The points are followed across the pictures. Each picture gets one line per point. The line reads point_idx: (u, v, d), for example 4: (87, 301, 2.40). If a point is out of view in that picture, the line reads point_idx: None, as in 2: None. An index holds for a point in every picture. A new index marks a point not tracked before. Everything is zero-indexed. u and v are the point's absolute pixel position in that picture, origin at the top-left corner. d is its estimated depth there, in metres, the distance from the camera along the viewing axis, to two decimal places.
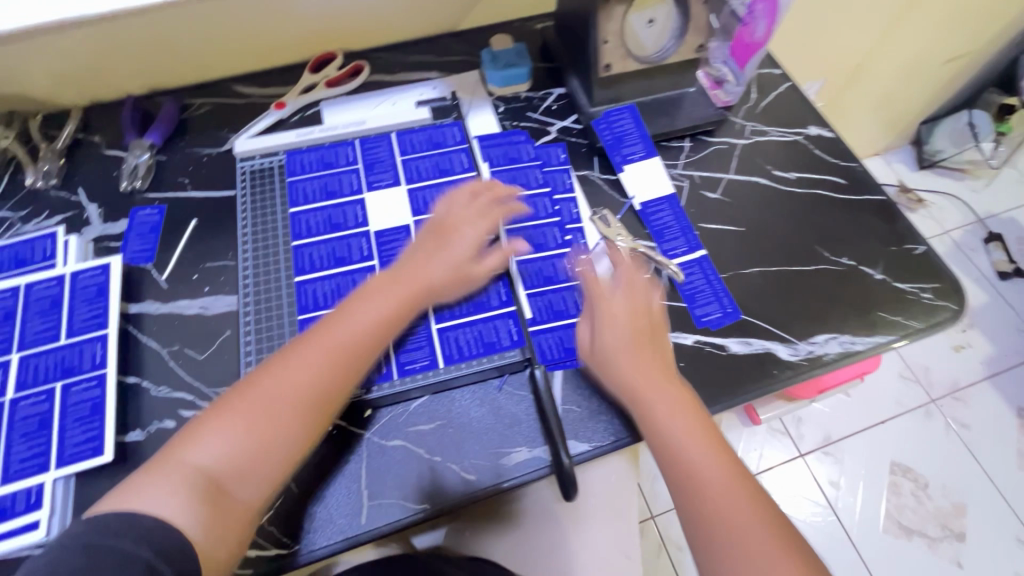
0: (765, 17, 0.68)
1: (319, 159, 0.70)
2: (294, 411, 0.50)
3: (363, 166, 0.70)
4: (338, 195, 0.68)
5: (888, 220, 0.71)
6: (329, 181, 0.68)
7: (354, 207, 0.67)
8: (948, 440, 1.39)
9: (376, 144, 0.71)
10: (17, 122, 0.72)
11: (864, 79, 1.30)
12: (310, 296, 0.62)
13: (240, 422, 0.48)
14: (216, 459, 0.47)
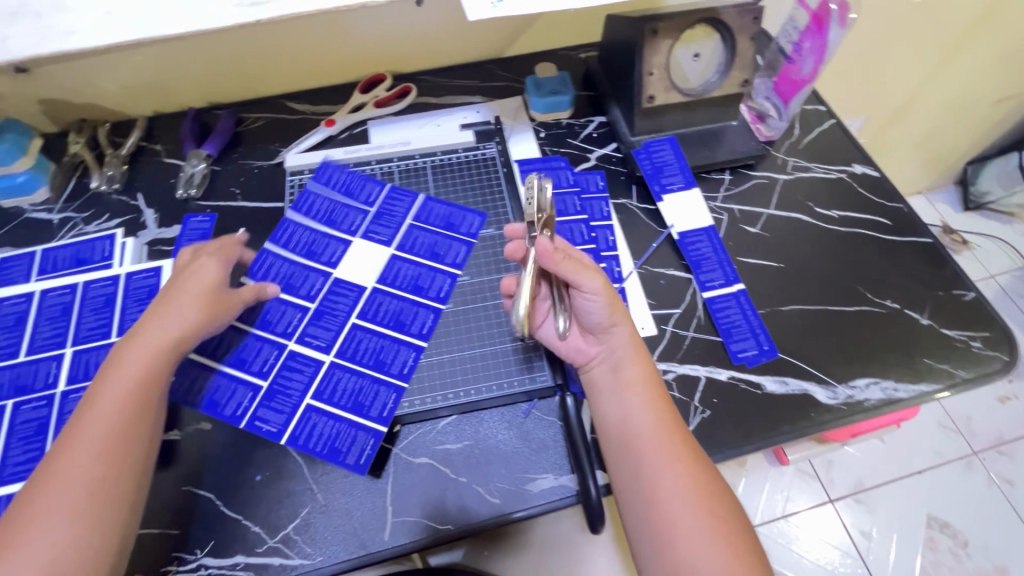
0: (811, 55, 0.68)
1: (343, 183, 0.72)
2: (99, 470, 0.45)
3: (371, 208, 0.70)
4: (336, 229, 0.68)
5: (936, 264, 0.69)
6: (332, 211, 0.70)
7: (342, 249, 0.67)
8: (990, 496, 1.31)
9: (400, 197, 0.71)
10: (87, 129, 0.77)
11: (909, 117, 1.27)
12: (271, 312, 0.62)
13: (69, 491, 0.44)
14: (56, 534, 0.43)
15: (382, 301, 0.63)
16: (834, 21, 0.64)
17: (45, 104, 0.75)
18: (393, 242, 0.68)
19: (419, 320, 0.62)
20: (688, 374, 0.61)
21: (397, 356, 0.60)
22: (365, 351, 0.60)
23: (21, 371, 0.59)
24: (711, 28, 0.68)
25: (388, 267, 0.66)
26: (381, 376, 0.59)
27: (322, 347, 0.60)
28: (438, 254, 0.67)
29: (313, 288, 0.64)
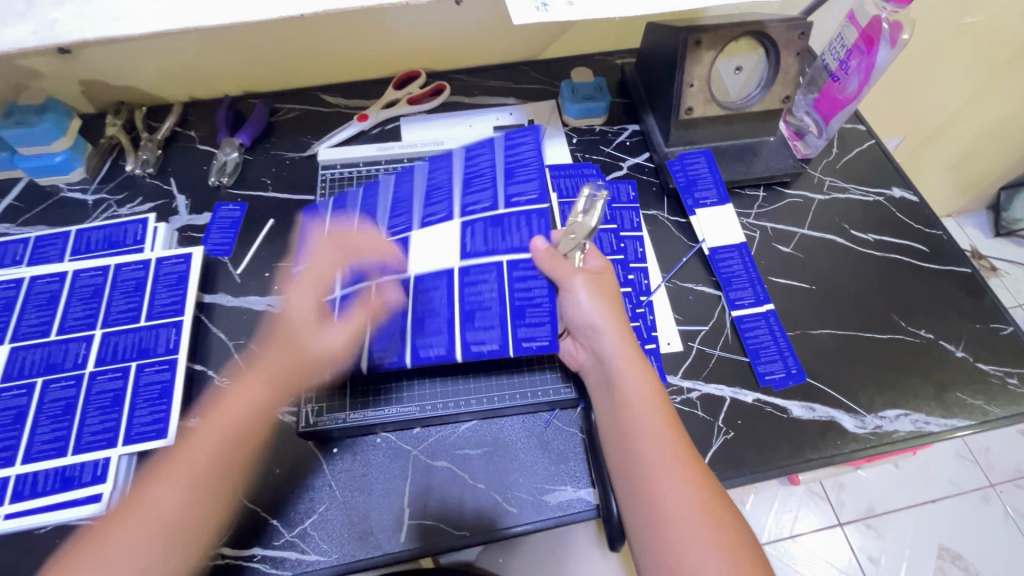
0: (858, 74, 0.66)
1: (521, 159, 0.61)
2: (180, 514, 0.44)
3: (503, 203, 0.59)
4: (461, 199, 0.61)
5: (974, 295, 0.67)
6: (436, 188, 0.63)
7: (440, 215, 0.60)
8: (1007, 531, 1.27)
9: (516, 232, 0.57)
10: (125, 111, 0.77)
11: (946, 139, 1.24)
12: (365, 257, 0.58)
13: (184, 473, 0.46)
14: (169, 505, 0.44)
15: (401, 293, 0.56)
16: (883, 40, 0.62)
17: (85, 85, 0.75)
18: (479, 257, 0.56)
19: (391, 335, 0.55)
20: (713, 394, 0.61)
21: (353, 336, 0.56)
22: (386, 305, 0.56)
23: (52, 350, 0.59)
24: (756, 41, 0.66)
25: (445, 275, 0.56)
26: (363, 337, 0.57)
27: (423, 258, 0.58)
28: (524, 314, 0.53)
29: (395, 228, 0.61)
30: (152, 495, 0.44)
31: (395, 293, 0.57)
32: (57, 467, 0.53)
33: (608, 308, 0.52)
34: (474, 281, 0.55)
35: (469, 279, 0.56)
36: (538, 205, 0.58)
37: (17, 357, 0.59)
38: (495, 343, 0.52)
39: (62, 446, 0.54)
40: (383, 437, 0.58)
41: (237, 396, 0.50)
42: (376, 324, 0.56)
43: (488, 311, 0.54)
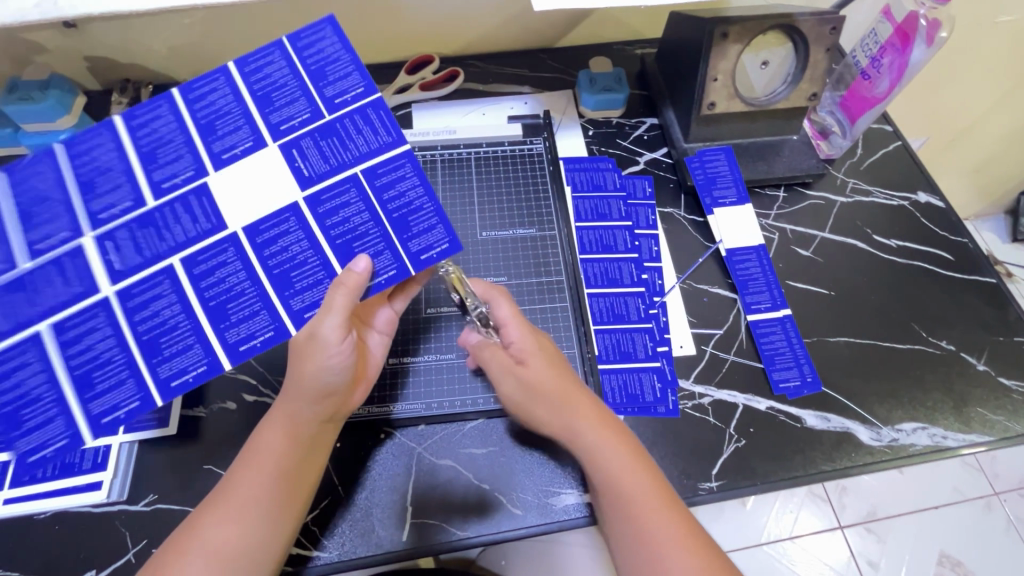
0: (890, 73, 0.64)
1: (326, 56, 0.47)
2: (239, 537, 0.44)
3: (326, 108, 0.47)
4: (264, 117, 0.46)
5: (999, 307, 0.65)
6: (162, 144, 0.45)
7: (188, 175, 0.45)
8: (1008, 540, 1.14)
9: (394, 171, 0.47)
10: (131, 90, 0.75)
11: (972, 142, 1.18)
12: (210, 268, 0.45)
13: (238, 500, 0.45)
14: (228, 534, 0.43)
15: (224, 271, 0.45)
16: (919, 38, 0.60)
17: (91, 61, 0.74)
18: (327, 179, 0.46)
19: (243, 323, 0.45)
20: (725, 400, 0.59)
21: (113, 393, 0.43)
22: (152, 319, 0.44)
23: None
24: (786, 36, 0.63)
25: (291, 213, 0.46)
26: (143, 372, 0.44)
27: (110, 271, 0.44)
28: (324, 74, 0.47)
29: (45, 241, 0.43)
30: (204, 534, 0.43)
31: (361, 261, 0.45)
32: (57, 452, 0.53)
33: (568, 378, 0.51)
34: (332, 212, 0.46)
35: (324, 211, 0.46)
36: (372, 97, 0.47)
37: None
38: (392, 269, 0.46)
39: None
40: (387, 432, 0.56)
41: (308, 362, 0.46)
42: (228, 313, 0.45)
43: (366, 237, 0.46)
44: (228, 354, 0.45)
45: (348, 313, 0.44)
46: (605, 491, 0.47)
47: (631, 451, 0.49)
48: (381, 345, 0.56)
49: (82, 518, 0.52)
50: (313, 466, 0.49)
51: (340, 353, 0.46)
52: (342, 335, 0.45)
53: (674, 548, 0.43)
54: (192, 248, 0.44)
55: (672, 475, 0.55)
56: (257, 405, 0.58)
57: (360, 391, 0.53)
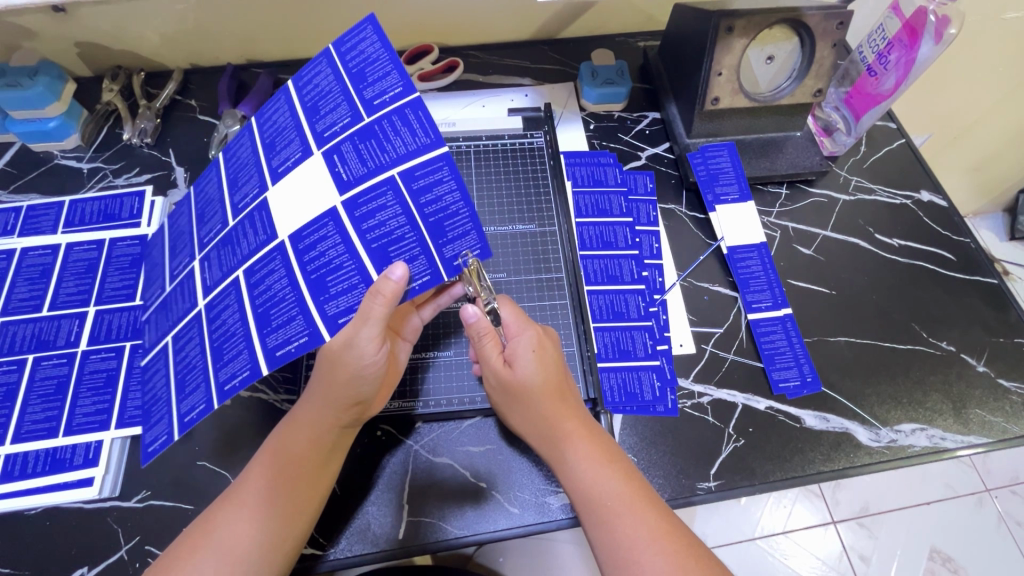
0: (896, 70, 0.63)
1: (367, 57, 0.46)
2: (252, 535, 0.44)
3: (365, 109, 0.46)
4: (312, 127, 0.48)
5: (999, 308, 0.65)
6: (241, 169, 0.51)
7: (254, 195, 0.49)
8: (1000, 537, 1.14)
9: (430, 172, 0.44)
10: (122, 76, 0.73)
11: (974, 139, 1.17)
12: (263, 283, 0.46)
13: (253, 498, 0.45)
14: (242, 532, 0.44)
15: (271, 278, 0.46)
16: (928, 34, 0.58)
17: (81, 48, 0.72)
18: (365, 181, 0.45)
19: (282, 329, 0.45)
20: (724, 400, 0.59)
21: (192, 395, 0.47)
22: (220, 328, 0.47)
23: (43, 326, 0.58)
24: (792, 30, 0.61)
25: (329, 217, 0.45)
26: (209, 379, 0.46)
27: (204, 287, 0.50)
28: (364, 76, 0.46)
29: (178, 269, 0.54)
30: (218, 532, 0.44)
31: (399, 269, 0.43)
32: (47, 448, 0.52)
33: (556, 377, 0.51)
34: (369, 215, 0.45)
35: (361, 215, 0.45)
36: (409, 95, 0.45)
37: (7, 332, 0.57)
38: (427, 275, 0.46)
39: (54, 427, 0.53)
40: (384, 430, 0.56)
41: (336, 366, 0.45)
42: (270, 318, 0.45)
43: (403, 242, 0.45)
44: (266, 359, 0.44)
45: (384, 321, 0.44)
46: (589, 493, 0.46)
47: (611, 450, 0.49)
48: (405, 351, 0.55)
49: (73, 515, 0.51)
50: (332, 470, 0.49)
51: (373, 362, 0.46)
52: (378, 346, 0.45)
53: (660, 547, 0.43)
54: (252, 259, 0.47)
55: (670, 475, 0.55)
56: (252, 401, 0.57)
57: (382, 396, 0.53)
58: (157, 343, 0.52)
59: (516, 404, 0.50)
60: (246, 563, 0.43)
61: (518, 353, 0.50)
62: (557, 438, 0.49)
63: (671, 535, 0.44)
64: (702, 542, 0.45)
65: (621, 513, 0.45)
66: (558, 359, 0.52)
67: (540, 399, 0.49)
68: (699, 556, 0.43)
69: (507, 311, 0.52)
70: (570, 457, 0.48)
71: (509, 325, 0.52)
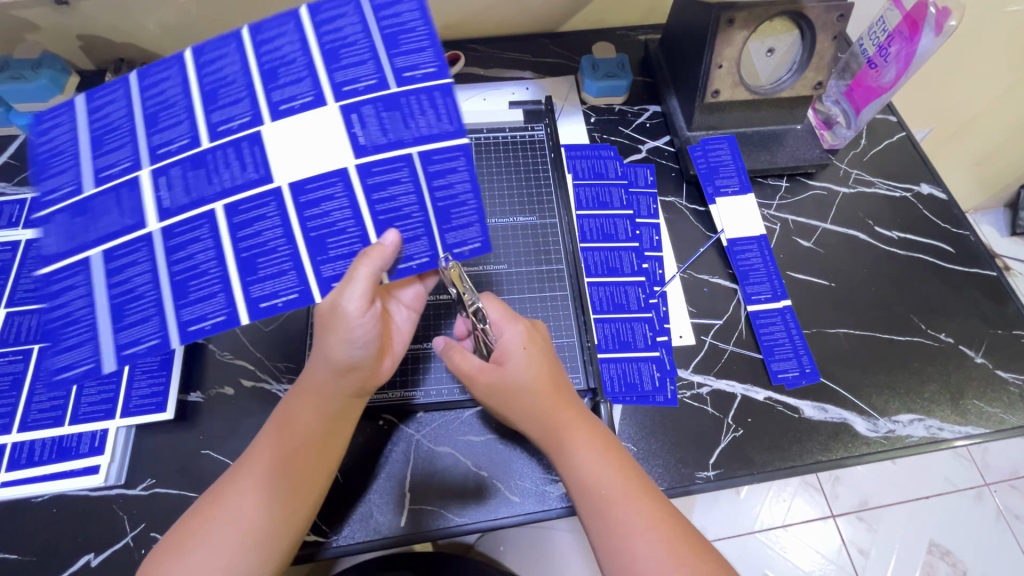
0: (896, 63, 0.63)
1: (402, 23, 0.47)
2: (257, 509, 0.44)
3: (393, 79, 0.47)
4: (329, 75, 0.46)
5: (998, 300, 0.65)
6: (224, 84, 0.47)
7: (244, 121, 0.46)
8: (999, 532, 1.14)
9: (446, 160, 0.48)
10: (125, 70, 0.74)
11: (976, 134, 1.17)
12: (246, 229, 0.46)
13: (260, 471, 0.46)
14: (249, 506, 0.44)
15: (261, 224, 0.46)
16: (928, 26, 0.58)
17: (83, 41, 0.72)
18: (383, 151, 0.47)
19: (269, 280, 0.46)
20: (724, 390, 0.59)
21: (136, 327, 0.46)
22: (185, 262, 0.46)
23: None
24: (793, 22, 0.61)
25: (338, 177, 0.46)
26: (167, 312, 0.46)
27: (159, 208, 0.46)
28: (396, 42, 0.47)
29: (110, 169, 0.46)
30: (227, 507, 0.44)
31: (391, 236, 0.46)
32: (53, 436, 0.53)
33: (550, 371, 0.51)
34: (381, 186, 0.47)
35: (373, 183, 0.47)
36: (440, 79, 0.47)
37: (12, 322, 0.58)
38: (426, 256, 0.49)
39: (60, 415, 0.54)
40: (385, 419, 0.57)
41: (330, 335, 0.46)
42: (257, 266, 0.46)
43: (410, 219, 0.48)
44: (248, 308, 0.46)
45: (371, 285, 0.45)
46: (588, 485, 0.46)
47: (608, 441, 0.49)
48: (408, 320, 0.55)
49: (80, 503, 0.52)
50: (338, 443, 0.49)
51: (361, 326, 0.45)
52: (365, 307, 0.45)
53: (654, 535, 0.43)
54: (235, 196, 0.46)
55: (669, 464, 0.56)
56: (256, 391, 0.58)
57: (387, 365, 0.52)
58: (72, 251, 0.46)
59: (506, 399, 0.50)
60: (255, 536, 0.44)
61: (507, 349, 0.50)
62: (552, 430, 0.49)
63: (666, 526, 0.44)
64: (696, 530, 0.45)
65: (619, 504, 0.45)
66: (548, 352, 0.52)
67: (534, 392, 0.49)
68: (692, 545, 0.43)
69: (492, 309, 0.53)
70: (571, 447, 0.48)
71: (495, 323, 0.52)
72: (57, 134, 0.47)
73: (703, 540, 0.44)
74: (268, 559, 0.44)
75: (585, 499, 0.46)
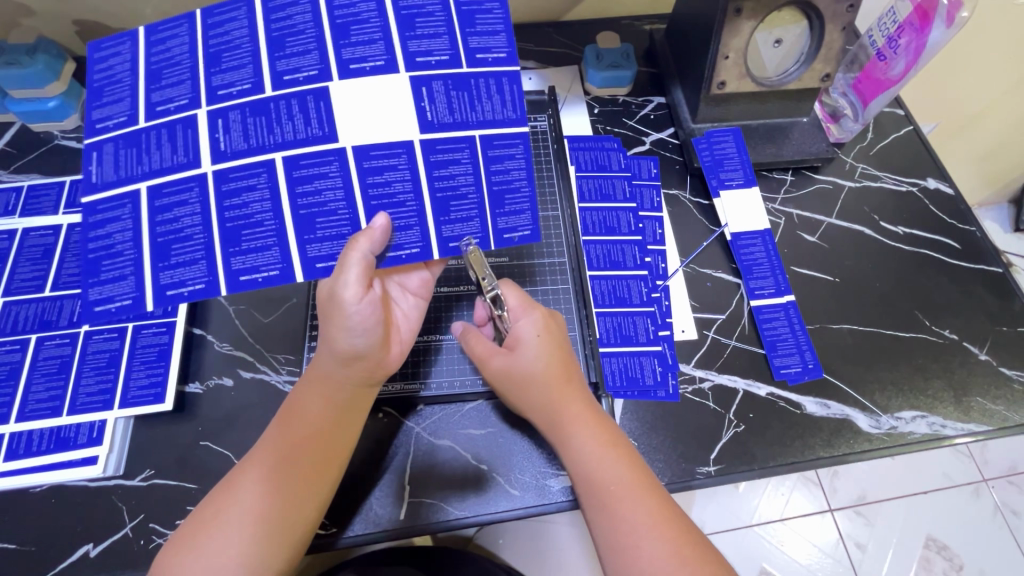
0: (906, 54, 0.62)
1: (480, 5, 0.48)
2: (267, 500, 0.44)
3: (466, 58, 0.48)
4: (404, 43, 0.47)
5: (1003, 296, 0.65)
6: (292, 32, 0.46)
7: (309, 72, 0.46)
8: (996, 528, 1.14)
9: (506, 149, 0.49)
10: None
11: (983, 129, 1.15)
12: (303, 186, 0.46)
13: (268, 463, 0.45)
14: (259, 498, 0.44)
15: (323, 183, 0.46)
16: (939, 17, 0.57)
17: (79, 26, 0.70)
18: (450, 131, 0.48)
19: (328, 241, 0.46)
20: (725, 385, 0.59)
21: (185, 269, 0.45)
22: (240, 210, 0.46)
23: (45, 306, 0.58)
24: (802, 12, 0.60)
25: (403, 149, 0.47)
26: (216, 257, 0.45)
27: (215, 150, 0.46)
28: (473, 23, 0.48)
29: (165, 104, 0.46)
30: (239, 499, 0.44)
31: (381, 220, 0.46)
32: (51, 427, 0.53)
33: (557, 366, 0.50)
34: (443, 164, 0.48)
35: (436, 160, 0.48)
36: (510, 66, 0.48)
37: (10, 312, 0.57)
38: (416, 245, 0.48)
39: (57, 406, 0.54)
40: (387, 412, 0.56)
41: (333, 323, 0.46)
42: (314, 225, 0.46)
43: (465, 200, 0.48)
44: (303, 266, 0.46)
45: (362, 270, 0.44)
46: (592, 480, 0.46)
47: (618, 436, 0.49)
48: (415, 307, 0.55)
49: (79, 495, 0.52)
50: (349, 433, 0.49)
51: (359, 312, 0.45)
52: (361, 293, 0.45)
53: (659, 532, 0.43)
54: (298, 150, 0.46)
55: (670, 458, 0.55)
56: (255, 383, 0.57)
57: (396, 353, 0.51)
58: (119, 182, 0.46)
59: (517, 389, 0.50)
60: (269, 526, 0.43)
61: (523, 337, 0.51)
62: (561, 423, 0.49)
63: (673, 526, 0.44)
64: (702, 532, 0.45)
65: (627, 501, 0.45)
66: (562, 343, 0.52)
67: (543, 382, 0.49)
68: (696, 549, 0.43)
69: (511, 295, 0.53)
70: (579, 442, 0.48)
71: (512, 309, 0.52)
72: (115, 64, 0.47)
73: (709, 543, 0.44)
74: (280, 550, 0.44)
75: (592, 496, 0.46)
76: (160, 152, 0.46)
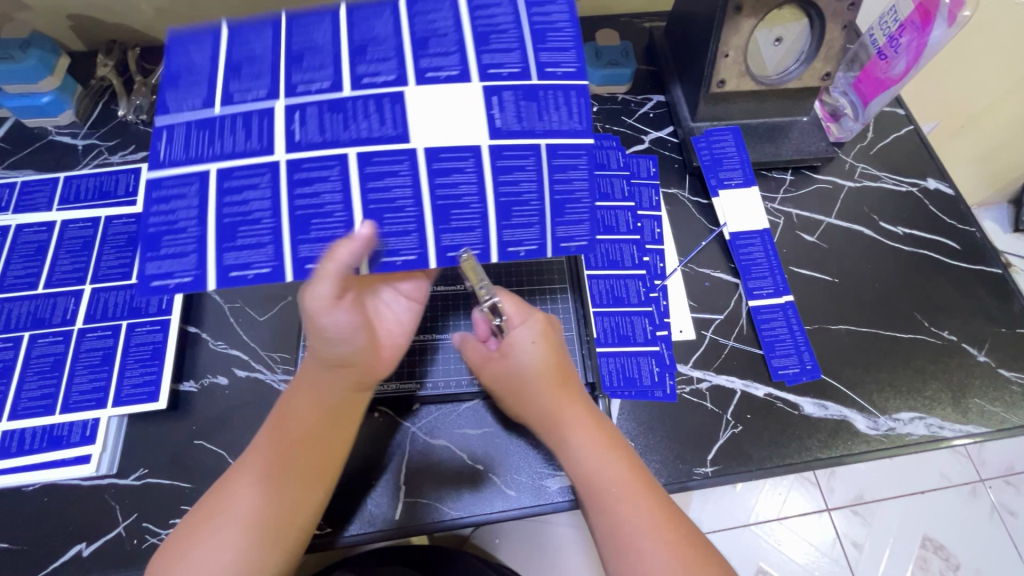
0: (907, 54, 0.61)
1: (553, 22, 0.48)
2: (259, 505, 0.43)
3: (538, 72, 0.47)
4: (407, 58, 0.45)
5: (1002, 298, 0.65)
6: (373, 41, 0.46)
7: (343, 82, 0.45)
8: (992, 527, 1.14)
9: (568, 161, 0.46)
10: (117, 52, 0.71)
11: (983, 130, 1.15)
12: (376, 184, 0.44)
13: (258, 468, 0.45)
14: (250, 503, 0.43)
15: (394, 180, 0.44)
16: (941, 16, 0.56)
17: (74, 21, 0.69)
18: (518, 138, 0.45)
19: (393, 237, 0.44)
20: (723, 386, 0.59)
21: (248, 252, 0.42)
22: (310, 198, 0.43)
23: (39, 303, 0.57)
24: (802, 10, 0.60)
25: (471, 153, 0.45)
26: (285, 242, 0.43)
27: (290, 140, 0.44)
28: (545, 38, 0.47)
29: (245, 93, 0.44)
30: (229, 504, 0.44)
31: (366, 228, 0.41)
32: (45, 425, 0.52)
33: (560, 369, 0.50)
34: (509, 168, 0.45)
35: (502, 165, 0.45)
36: (579, 79, 0.47)
37: (3, 309, 0.57)
38: (413, 252, 0.44)
39: (51, 405, 0.53)
40: (382, 411, 0.56)
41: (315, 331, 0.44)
42: (382, 220, 0.44)
43: (528, 206, 0.46)
44: (367, 260, 0.44)
45: (335, 280, 0.40)
46: (590, 480, 0.46)
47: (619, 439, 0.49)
48: (407, 311, 0.52)
49: (71, 493, 0.51)
50: (343, 437, 0.48)
51: (336, 322, 0.42)
52: (334, 302, 0.41)
53: (658, 535, 0.43)
54: (372, 147, 0.44)
55: (667, 459, 0.55)
56: (250, 380, 0.57)
57: (384, 357, 0.49)
58: (188, 161, 0.43)
59: (519, 391, 0.50)
60: (264, 529, 0.43)
61: (519, 341, 0.50)
62: (560, 424, 0.48)
63: (675, 529, 0.43)
64: (704, 536, 0.44)
65: (626, 502, 0.44)
66: (559, 343, 0.52)
67: (544, 384, 0.49)
68: (698, 551, 0.43)
69: (507, 303, 0.53)
70: (576, 444, 0.47)
71: (511, 316, 0.52)
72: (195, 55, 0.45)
73: (710, 547, 0.44)
74: (273, 554, 0.43)
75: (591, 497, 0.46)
76: (233, 136, 0.44)
